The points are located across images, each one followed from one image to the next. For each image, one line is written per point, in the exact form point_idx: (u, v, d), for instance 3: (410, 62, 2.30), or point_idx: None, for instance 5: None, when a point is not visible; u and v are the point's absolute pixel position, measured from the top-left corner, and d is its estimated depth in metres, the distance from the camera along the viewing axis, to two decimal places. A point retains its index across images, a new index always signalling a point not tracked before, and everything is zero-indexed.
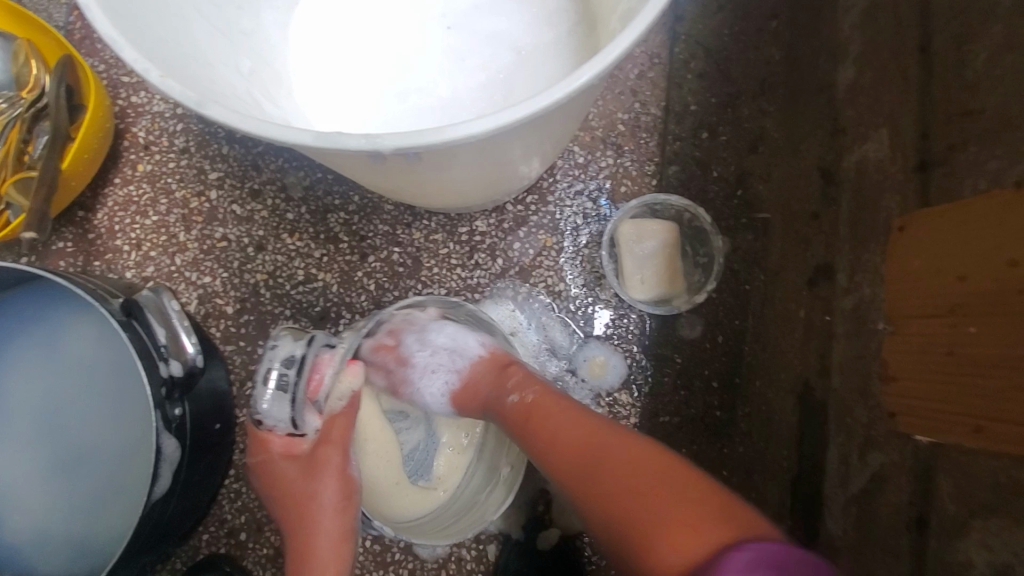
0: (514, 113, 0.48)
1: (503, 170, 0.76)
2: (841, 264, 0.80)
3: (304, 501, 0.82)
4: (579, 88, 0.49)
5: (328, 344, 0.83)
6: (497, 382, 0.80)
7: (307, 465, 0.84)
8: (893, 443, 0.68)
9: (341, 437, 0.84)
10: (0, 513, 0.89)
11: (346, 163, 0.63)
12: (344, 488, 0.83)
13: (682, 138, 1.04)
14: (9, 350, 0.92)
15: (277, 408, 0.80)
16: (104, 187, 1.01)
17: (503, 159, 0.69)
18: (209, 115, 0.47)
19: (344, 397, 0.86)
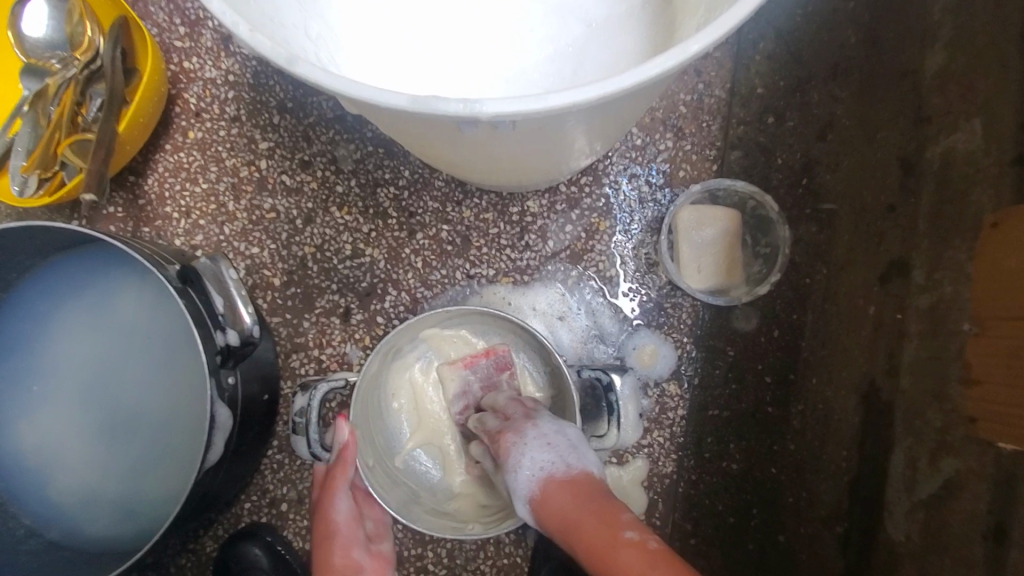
0: (617, 85, 0.45)
1: (568, 149, 0.73)
2: (919, 260, 0.76)
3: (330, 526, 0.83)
4: (685, 60, 0.46)
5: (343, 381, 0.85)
6: (596, 529, 0.60)
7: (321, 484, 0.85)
8: (972, 450, 0.66)
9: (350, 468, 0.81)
10: (54, 471, 0.91)
11: (417, 134, 0.61)
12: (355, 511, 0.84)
13: (747, 122, 1.00)
14: (63, 313, 0.93)
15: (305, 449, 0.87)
16: (155, 153, 1.01)
17: (576, 135, 0.66)
18: (299, 74, 0.45)
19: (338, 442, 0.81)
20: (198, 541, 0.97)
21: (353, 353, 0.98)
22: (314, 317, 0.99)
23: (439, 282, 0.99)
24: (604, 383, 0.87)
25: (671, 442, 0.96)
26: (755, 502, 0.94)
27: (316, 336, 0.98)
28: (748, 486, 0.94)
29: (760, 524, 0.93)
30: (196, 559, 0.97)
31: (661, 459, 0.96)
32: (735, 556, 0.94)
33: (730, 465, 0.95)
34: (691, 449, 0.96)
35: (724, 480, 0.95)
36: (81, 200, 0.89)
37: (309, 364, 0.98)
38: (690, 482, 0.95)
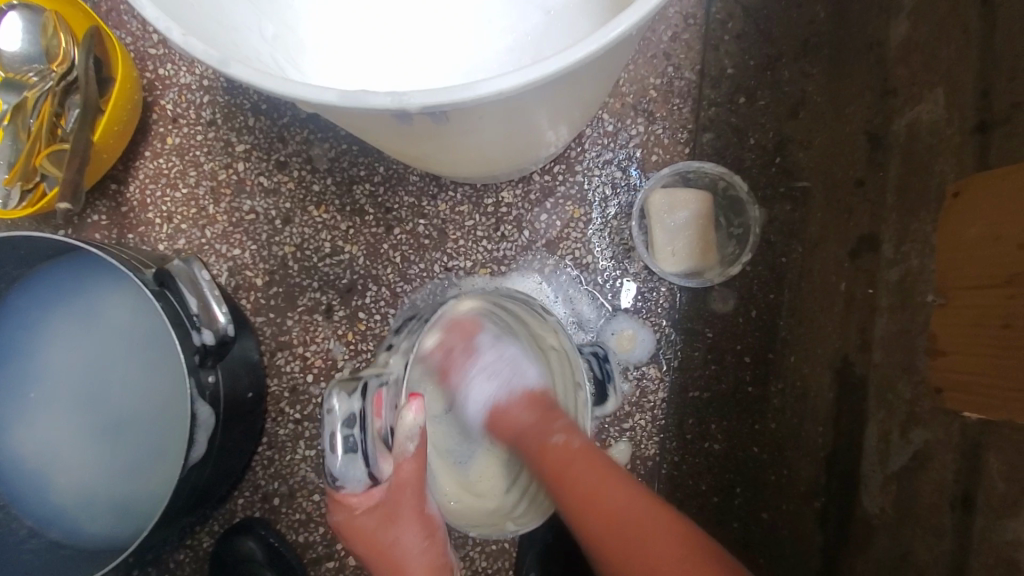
0: (545, 69, 0.46)
1: (529, 138, 0.74)
2: (887, 233, 0.76)
3: (385, 548, 0.77)
4: (608, 45, 0.47)
5: (379, 381, 0.75)
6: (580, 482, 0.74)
7: (383, 513, 0.76)
8: (939, 420, 0.65)
9: (416, 479, 0.75)
10: (52, 474, 0.94)
11: (371, 130, 0.62)
12: (426, 528, 0.78)
13: (718, 103, 0.99)
14: (51, 321, 0.95)
15: (351, 467, 0.70)
16: (135, 160, 1.02)
17: (531, 124, 0.67)
18: (232, 75, 0.47)
19: (412, 436, 0.72)
20: (194, 538, 1.00)
21: (337, 348, 1.00)
22: (297, 315, 1.00)
23: (418, 276, 1.00)
24: (599, 354, 0.94)
25: (653, 425, 0.97)
26: (738, 480, 0.95)
27: (300, 334, 1.00)
28: (731, 465, 0.95)
29: (744, 502, 0.94)
30: (193, 555, 0.99)
31: (643, 442, 0.97)
32: (720, 535, 0.94)
33: (713, 446, 0.96)
34: (673, 432, 0.96)
35: (707, 461, 0.96)
36: (62, 209, 0.91)
37: (294, 361, 1.00)
38: (673, 464, 0.96)
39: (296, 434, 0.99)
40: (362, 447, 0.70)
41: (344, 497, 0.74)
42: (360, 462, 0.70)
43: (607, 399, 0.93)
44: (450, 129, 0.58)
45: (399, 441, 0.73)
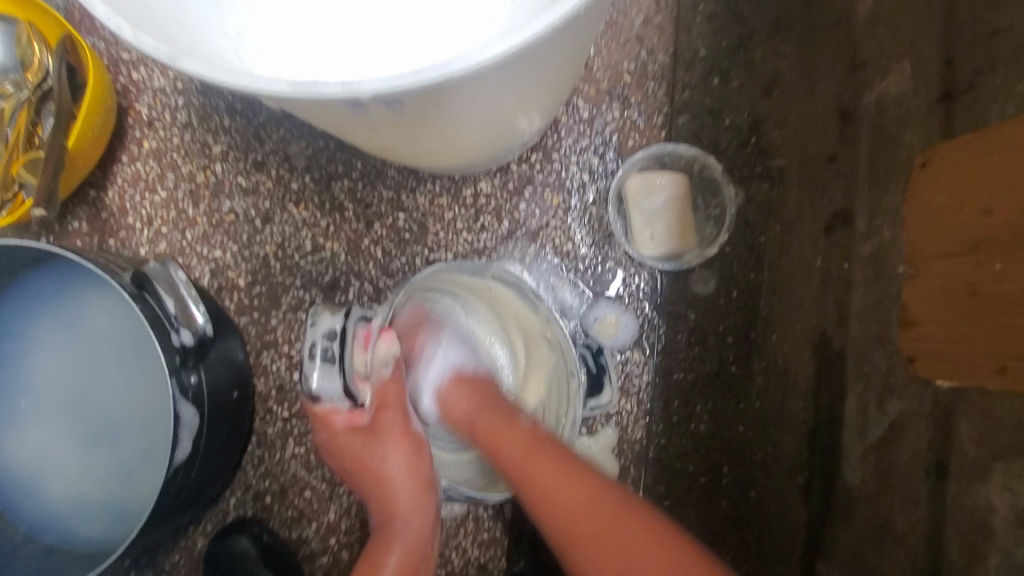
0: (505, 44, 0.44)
1: (507, 121, 0.72)
2: (860, 207, 0.77)
3: (373, 467, 0.81)
4: (570, 15, 0.44)
5: (364, 318, 0.87)
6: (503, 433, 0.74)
7: (368, 434, 0.82)
8: (913, 390, 0.66)
9: (397, 399, 0.83)
10: (43, 480, 0.94)
11: (342, 121, 0.60)
12: (413, 446, 0.82)
13: (692, 85, 1.00)
14: (36, 329, 0.95)
15: (327, 380, 0.84)
16: (113, 166, 1.02)
17: (508, 104, 0.64)
18: (183, 70, 0.46)
19: (387, 364, 0.83)
20: (188, 539, 1.00)
21: None
22: (281, 313, 1.01)
23: (400, 270, 1.00)
24: (592, 348, 0.96)
25: (639, 408, 0.97)
26: (725, 460, 0.95)
27: (285, 332, 1.00)
28: (717, 445, 0.96)
29: (732, 481, 0.95)
30: (188, 556, 1.00)
31: (630, 425, 0.97)
32: (708, 514, 0.95)
33: (698, 427, 0.96)
34: (659, 414, 0.97)
35: (693, 442, 0.96)
36: (38, 216, 0.91)
37: (280, 360, 1.00)
38: (661, 446, 0.97)
39: (285, 432, 1.00)
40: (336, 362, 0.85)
41: (327, 414, 0.84)
42: (334, 373, 0.84)
43: (602, 390, 0.94)
44: (419, 115, 0.57)
45: (375, 368, 0.83)
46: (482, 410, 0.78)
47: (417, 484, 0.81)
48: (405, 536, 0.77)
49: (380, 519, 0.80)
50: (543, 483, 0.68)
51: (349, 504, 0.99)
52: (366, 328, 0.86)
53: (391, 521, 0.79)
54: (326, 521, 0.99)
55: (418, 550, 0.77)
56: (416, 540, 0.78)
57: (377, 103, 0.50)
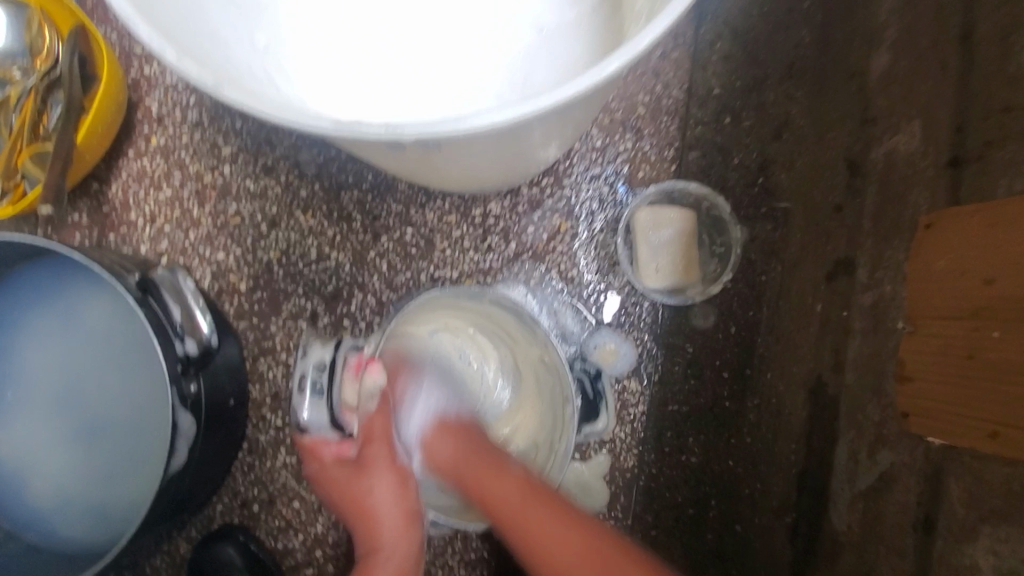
0: (543, 100, 0.47)
1: (522, 155, 0.74)
2: (862, 259, 0.79)
3: (359, 500, 0.81)
4: (604, 80, 0.48)
5: (356, 347, 0.86)
6: (481, 468, 0.77)
7: (356, 467, 0.82)
8: (905, 443, 0.68)
9: (384, 433, 0.82)
10: (26, 476, 0.92)
11: (368, 151, 0.62)
12: (398, 480, 0.81)
13: (704, 122, 1.01)
14: (30, 322, 0.94)
15: (316, 412, 0.85)
16: (118, 160, 1.01)
17: (526, 145, 0.67)
18: (226, 99, 0.48)
19: (374, 397, 0.81)
20: (171, 542, 0.99)
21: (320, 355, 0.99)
22: (281, 320, 1.00)
23: (404, 285, 1.00)
24: (591, 373, 0.97)
25: (631, 436, 0.99)
26: (713, 492, 0.97)
27: (283, 340, 1.00)
28: (707, 478, 0.97)
29: (719, 514, 0.96)
30: (170, 560, 0.99)
31: (623, 453, 0.99)
32: (693, 545, 0.97)
33: (689, 458, 0.98)
34: (652, 444, 0.98)
35: (683, 473, 0.98)
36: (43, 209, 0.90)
37: (277, 367, 1.00)
38: (651, 476, 0.98)
39: (277, 440, 0.99)
40: (325, 395, 0.84)
41: (316, 445, 0.84)
42: (320, 403, 0.84)
43: (599, 416, 0.95)
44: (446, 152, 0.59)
45: (361, 402, 0.82)
46: (456, 446, 0.80)
47: (403, 516, 0.81)
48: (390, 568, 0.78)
49: (366, 549, 0.80)
50: (524, 520, 0.73)
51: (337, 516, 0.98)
52: (356, 359, 0.82)
53: (375, 555, 0.79)
54: (313, 532, 0.98)
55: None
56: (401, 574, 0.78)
57: (415, 145, 0.52)
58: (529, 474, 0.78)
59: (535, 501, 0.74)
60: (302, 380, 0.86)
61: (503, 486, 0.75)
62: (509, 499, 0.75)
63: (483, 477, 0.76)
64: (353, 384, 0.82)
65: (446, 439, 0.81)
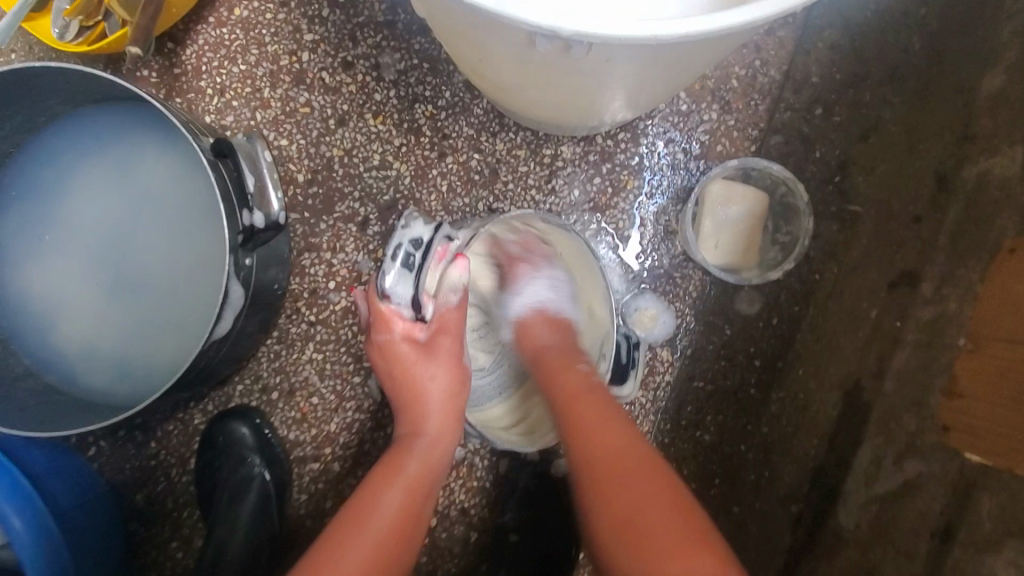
0: (722, 24, 0.44)
1: (650, 93, 0.69)
2: (930, 273, 0.80)
3: (416, 381, 0.83)
4: (786, 10, 0.44)
5: (449, 236, 0.83)
6: (558, 363, 0.83)
7: (424, 349, 0.85)
8: (940, 455, 0.71)
9: (457, 325, 0.86)
10: (57, 319, 0.92)
11: (498, 54, 0.58)
12: (458, 376, 0.84)
13: (795, 108, 0.99)
14: (87, 168, 0.93)
15: (401, 286, 0.83)
16: (197, 23, 0.98)
17: (666, 79, 0.62)
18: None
19: (456, 291, 0.86)
20: (185, 412, 1.01)
21: (364, 262, 1.00)
22: (331, 220, 0.99)
23: (460, 210, 0.99)
24: (631, 341, 0.94)
25: (653, 404, 0.99)
26: (719, 472, 0.97)
27: (330, 240, 0.99)
28: (716, 457, 0.98)
29: (719, 494, 0.97)
30: (183, 428, 1.00)
31: (640, 417, 0.98)
32: None
33: (703, 436, 0.98)
34: (670, 415, 0.99)
35: (695, 449, 0.98)
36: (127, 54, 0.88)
37: (319, 265, 0.99)
38: (662, 444, 0.99)
39: (307, 335, 1.00)
40: (414, 271, 0.83)
41: (389, 316, 0.84)
42: (408, 279, 0.83)
43: (626, 383, 0.92)
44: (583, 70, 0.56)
45: (442, 292, 0.86)
46: (555, 348, 0.85)
47: (449, 411, 0.82)
48: (422, 454, 0.77)
49: (406, 429, 0.81)
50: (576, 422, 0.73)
51: (351, 420, 1.00)
52: (446, 248, 0.83)
53: (416, 438, 0.79)
54: (326, 430, 1.00)
55: (435, 470, 0.77)
56: (434, 460, 0.78)
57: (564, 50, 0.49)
58: (597, 376, 0.81)
59: (597, 396, 0.76)
60: (396, 249, 0.82)
61: (580, 371, 0.81)
62: (581, 416, 0.74)
63: (558, 367, 0.82)
64: (437, 271, 0.85)
65: (546, 326, 0.88)
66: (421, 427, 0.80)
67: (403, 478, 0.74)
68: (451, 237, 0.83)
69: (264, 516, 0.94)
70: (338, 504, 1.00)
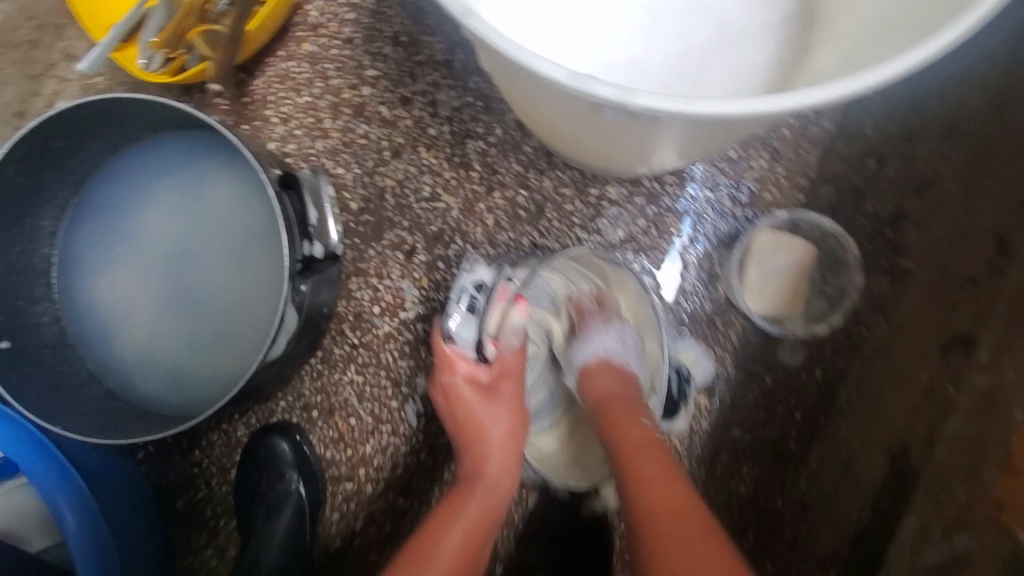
0: (786, 103, 0.46)
1: (707, 146, 0.72)
2: (985, 340, 0.85)
3: (479, 423, 0.86)
4: (847, 96, 0.46)
5: (506, 279, 0.93)
6: (615, 404, 0.81)
7: (485, 392, 0.88)
8: (988, 532, 0.74)
9: (518, 370, 0.90)
10: (120, 328, 0.97)
11: (566, 111, 0.63)
12: (516, 418, 0.87)
13: (846, 159, 0.97)
14: (157, 188, 0.98)
15: (464, 326, 0.92)
16: (268, 57, 1.04)
17: (726, 136, 0.66)
18: (469, 28, 0.48)
19: (517, 333, 0.90)
20: (229, 423, 1.04)
21: (409, 290, 1.02)
22: (380, 247, 1.03)
23: (505, 244, 1.02)
24: (682, 375, 0.95)
25: (688, 451, 0.96)
26: (752, 525, 0.94)
27: (377, 266, 1.03)
28: (751, 510, 0.94)
29: (752, 548, 0.94)
30: (226, 439, 1.04)
31: None
32: None
33: (739, 487, 0.95)
34: (704, 463, 0.96)
35: (729, 500, 0.95)
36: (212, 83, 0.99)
37: (366, 289, 1.03)
38: (695, 491, 0.96)
39: (349, 357, 1.03)
40: (477, 313, 0.93)
41: (453, 357, 0.89)
42: (470, 322, 0.92)
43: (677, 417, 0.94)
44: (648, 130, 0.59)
45: (503, 333, 0.90)
46: (619, 385, 0.84)
47: (509, 452, 0.85)
48: (486, 496, 0.80)
49: (467, 472, 0.84)
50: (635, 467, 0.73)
51: (386, 444, 1.02)
52: (504, 288, 0.91)
53: (480, 478, 0.82)
54: (361, 452, 1.02)
55: (495, 513, 0.80)
56: (495, 505, 0.80)
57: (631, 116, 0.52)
58: (659, 436, 0.79)
59: (656, 456, 0.75)
60: (460, 292, 0.94)
61: (638, 429, 0.78)
62: (640, 463, 0.74)
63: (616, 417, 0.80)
64: (498, 313, 0.90)
65: (612, 375, 0.85)
66: (481, 473, 0.83)
67: (465, 517, 0.77)
68: (511, 280, 0.93)
69: (297, 533, 0.96)
70: (369, 525, 1.02)
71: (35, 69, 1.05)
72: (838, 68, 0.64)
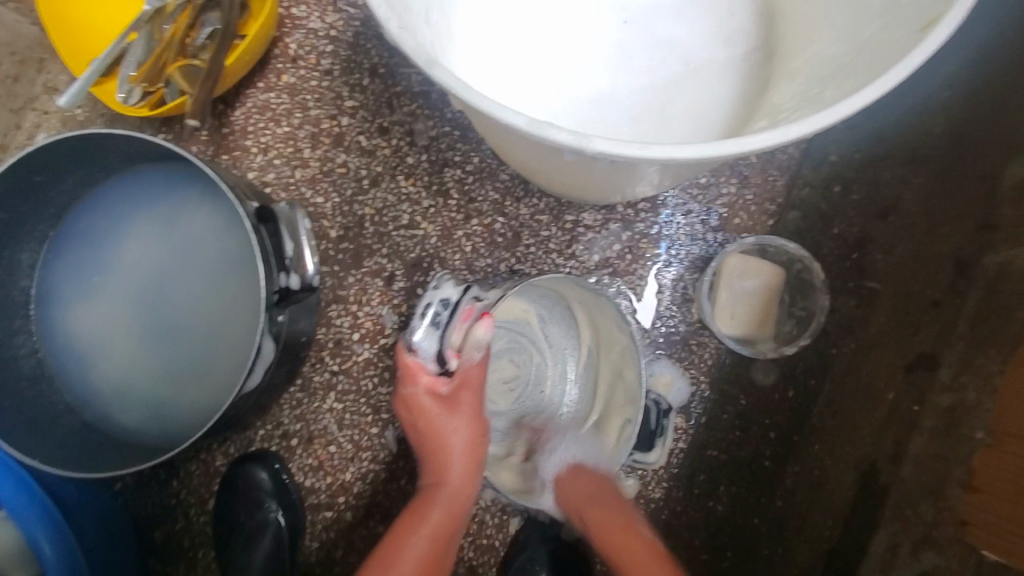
0: (729, 149, 0.49)
1: (672, 178, 0.75)
2: (950, 358, 0.82)
3: (437, 435, 0.87)
4: (784, 141, 0.50)
5: (475, 297, 0.90)
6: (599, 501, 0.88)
7: (445, 404, 0.88)
8: (954, 550, 0.74)
9: (479, 383, 0.89)
10: (97, 358, 0.97)
11: (533, 147, 0.66)
12: (477, 430, 0.88)
13: (812, 185, 1.02)
14: (135, 217, 0.98)
15: (427, 340, 0.90)
16: (247, 89, 1.06)
17: (687, 170, 0.69)
18: (435, 77, 0.51)
19: (479, 347, 0.86)
20: (208, 453, 1.04)
21: (388, 317, 1.03)
22: (359, 274, 1.04)
23: (483, 269, 1.03)
24: (661, 408, 0.96)
25: (666, 470, 0.98)
26: (731, 545, 0.97)
27: (357, 293, 1.04)
28: (729, 530, 0.97)
29: (731, 567, 0.96)
30: (204, 468, 1.04)
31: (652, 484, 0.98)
32: None
33: (716, 506, 0.97)
34: (682, 483, 0.98)
35: (706, 519, 0.97)
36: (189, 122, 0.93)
37: (346, 316, 1.03)
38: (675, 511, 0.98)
39: (329, 384, 1.03)
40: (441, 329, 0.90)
41: (415, 368, 0.88)
42: (433, 336, 0.89)
43: (652, 450, 0.95)
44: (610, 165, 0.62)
45: (467, 348, 0.87)
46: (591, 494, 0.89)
47: (469, 462, 0.87)
48: (448, 507, 0.84)
49: (427, 481, 0.87)
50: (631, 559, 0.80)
51: (366, 470, 1.02)
52: (471, 307, 0.89)
53: (440, 486, 0.85)
54: (342, 479, 1.02)
55: (456, 515, 0.85)
56: (455, 510, 0.85)
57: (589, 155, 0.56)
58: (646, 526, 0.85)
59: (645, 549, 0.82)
60: (425, 307, 0.91)
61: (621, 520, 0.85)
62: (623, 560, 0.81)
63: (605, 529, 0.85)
64: (462, 329, 0.89)
65: (586, 489, 0.90)
66: (441, 485, 0.85)
67: (427, 525, 0.82)
68: (480, 298, 0.91)
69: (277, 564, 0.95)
70: (350, 553, 1.01)
71: (15, 102, 1.05)
72: (793, 104, 0.67)
